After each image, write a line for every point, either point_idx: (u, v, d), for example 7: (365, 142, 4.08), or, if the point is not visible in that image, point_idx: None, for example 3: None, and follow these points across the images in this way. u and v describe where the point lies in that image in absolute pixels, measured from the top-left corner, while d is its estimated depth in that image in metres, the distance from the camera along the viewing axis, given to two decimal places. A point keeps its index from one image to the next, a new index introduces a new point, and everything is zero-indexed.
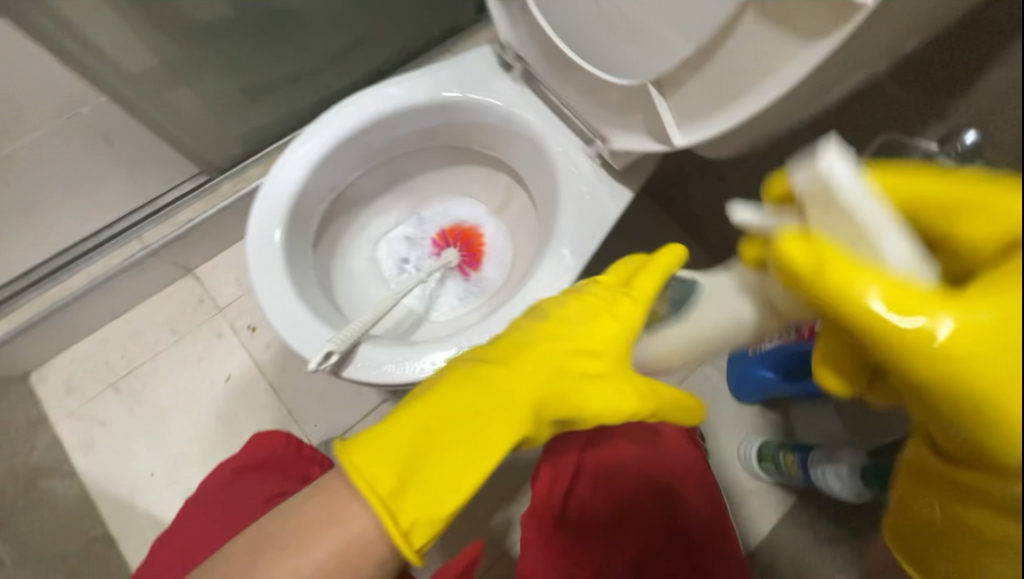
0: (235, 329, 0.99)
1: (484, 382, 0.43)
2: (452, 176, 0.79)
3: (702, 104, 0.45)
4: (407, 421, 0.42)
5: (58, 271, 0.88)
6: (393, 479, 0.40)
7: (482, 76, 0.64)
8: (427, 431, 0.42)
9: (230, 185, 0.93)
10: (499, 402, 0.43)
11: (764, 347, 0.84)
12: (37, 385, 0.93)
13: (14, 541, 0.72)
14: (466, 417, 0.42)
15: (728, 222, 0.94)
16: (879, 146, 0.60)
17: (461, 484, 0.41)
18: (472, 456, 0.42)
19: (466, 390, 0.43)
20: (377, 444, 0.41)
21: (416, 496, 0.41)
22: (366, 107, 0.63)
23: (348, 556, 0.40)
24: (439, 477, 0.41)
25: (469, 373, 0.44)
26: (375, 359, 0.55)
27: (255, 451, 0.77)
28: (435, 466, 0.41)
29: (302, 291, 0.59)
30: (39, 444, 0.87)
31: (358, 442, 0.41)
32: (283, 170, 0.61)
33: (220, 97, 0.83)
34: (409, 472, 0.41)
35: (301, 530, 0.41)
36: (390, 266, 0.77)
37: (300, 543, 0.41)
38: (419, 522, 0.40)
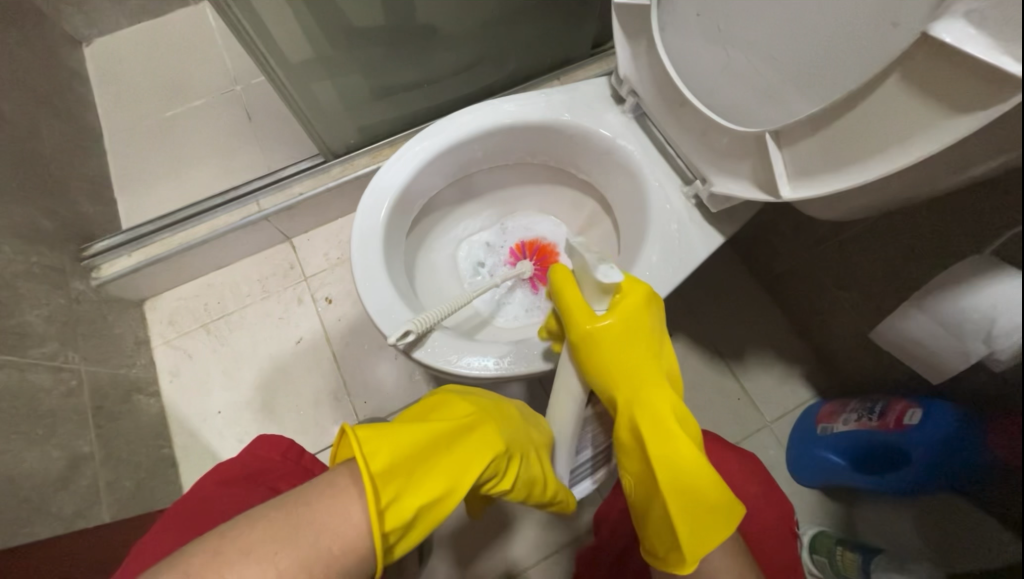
0: (314, 298, 1.08)
1: (474, 414, 0.50)
2: (543, 194, 0.83)
3: (823, 163, 0.44)
4: (423, 428, 0.45)
5: (189, 219, 1.01)
6: (397, 483, 0.42)
7: (595, 104, 0.67)
8: (433, 443, 0.45)
9: (340, 169, 1.03)
10: (487, 426, 0.49)
11: (836, 429, 0.83)
12: (148, 311, 1.07)
13: (105, 440, 0.83)
14: (457, 435, 0.47)
15: (815, 290, 0.89)
16: None
17: (443, 492, 0.44)
18: (458, 469, 0.45)
19: (462, 414, 0.50)
20: (390, 437, 0.43)
21: (402, 496, 0.43)
22: (482, 118, 0.68)
23: (312, 571, 0.37)
24: (428, 475, 0.44)
25: (463, 404, 0.51)
26: (444, 348, 0.59)
27: (242, 465, 0.64)
28: (423, 472, 0.44)
29: (392, 272, 0.64)
30: (139, 362, 0.99)
31: (362, 437, 0.43)
32: (399, 163, 0.66)
33: (352, 93, 0.93)
34: (408, 476, 0.43)
35: (270, 536, 0.37)
36: (467, 268, 0.82)
37: (270, 548, 0.37)
38: (402, 521, 0.41)
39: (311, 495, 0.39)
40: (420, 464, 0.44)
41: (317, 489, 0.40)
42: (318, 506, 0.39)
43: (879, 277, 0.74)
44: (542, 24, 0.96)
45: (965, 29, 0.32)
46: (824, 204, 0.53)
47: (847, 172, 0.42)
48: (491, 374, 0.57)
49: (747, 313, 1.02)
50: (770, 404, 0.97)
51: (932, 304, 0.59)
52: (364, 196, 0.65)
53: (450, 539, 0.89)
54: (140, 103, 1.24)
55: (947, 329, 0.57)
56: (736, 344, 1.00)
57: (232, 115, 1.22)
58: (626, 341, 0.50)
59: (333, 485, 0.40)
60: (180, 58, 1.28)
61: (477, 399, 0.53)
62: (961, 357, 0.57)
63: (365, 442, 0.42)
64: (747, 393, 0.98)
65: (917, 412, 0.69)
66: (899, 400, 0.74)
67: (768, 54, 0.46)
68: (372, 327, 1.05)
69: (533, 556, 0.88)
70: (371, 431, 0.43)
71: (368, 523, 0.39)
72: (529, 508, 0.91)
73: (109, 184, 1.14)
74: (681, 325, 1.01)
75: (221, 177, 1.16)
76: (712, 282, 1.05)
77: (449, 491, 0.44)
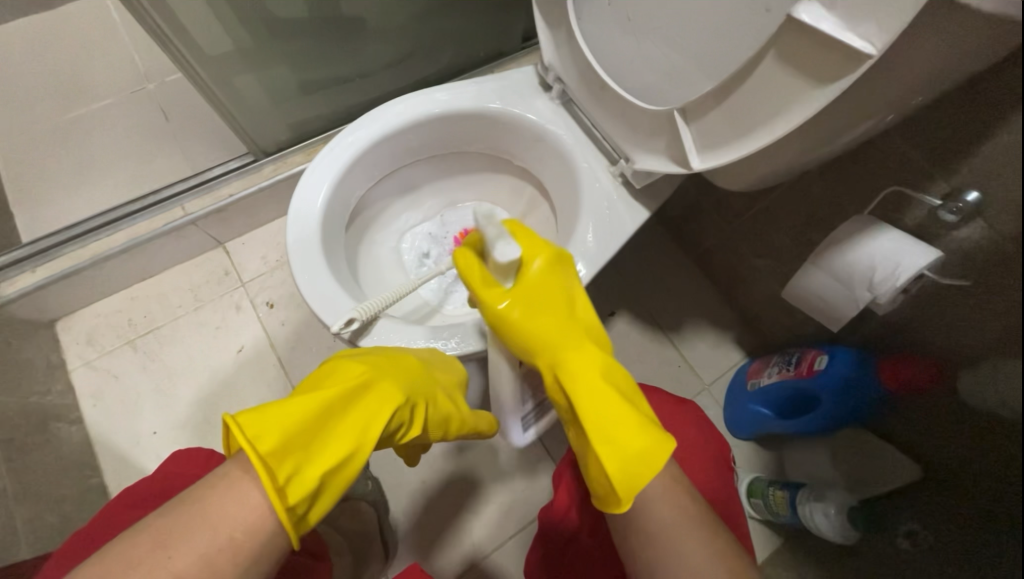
0: (253, 304, 1.03)
1: (372, 366, 0.50)
2: (482, 182, 0.85)
3: (723, 137, 0.50)
4: (312, 399, 0.45)
5: (102, 228, 0.93)
6: (296, 455, 0.43)
7: (524, 92, 0.70)
8: (328, 411, 0.46)
9: (272, 168, 1.00)
10: (387, 376, 0.50)
11: (762, 383, 0.91)
12: (61, 332, 0.98)
13: (18, 475, 0.75)
14: (356, 392, 0.48)
15: (737, 261, 0.98)
16: (889, 198, 0.65)
17: (352, 445, 0.45)
18: (363, 423, 0.47)
19: (358, 371, 0.49)
20: (277, 416, 0.42)
21: (307, 461, 0.43)
22: (415, 107, 0.69)
23: (215, 562, 0.37)
24: (328, 436, 0.45)
25: (359, 361, 0.51)
26: (389, 334, 0.59)
27: (153, 485, 0.60)
28: (324, 436, 0.45)
29: (332, 265, 0.63)
30: (54, 389, 0.90)
31: (248, 416, 0.42)
32: (331, 155, 0.66)
33: (279, 88, 0.90)
34: (306, 448, 0.44)
35: (159, 541, 0.37)
36: (411, 259, 0.83)
37: (162, 550, 0.37)
38: (309, 483, 0.42)
39: (202, 492, 0.40)
40: (316, 434, 0.45)
41: (205, 485, 0.40)
42: (211, 500, 0.39)
43: (788, 242, 0.83)
44: (471, 17, 0.98)
45: (820, 10, 0.38)
46: (732, 176, 0.59)
47: (743, 142, 0.48)
48: (439, 355, 0.59)
49: (682, 287, 1.10)
50: (707, 369, 1.05)
51: (827, 260, 0.66)
52: (297, 189, 0.64)
53: (418, 530, 0.90)
54: (33, 107, 1.12)
55: (840, 282, 0.65)
56: (674, 316, 1.08)
57: (146, 115, 1.14)
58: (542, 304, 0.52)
59: (225, 477, 0.40)
60: (80, 54, 1.17)
61: (371, 354, 0.53)
62: (852, 304, 0.65)
63: (247, 427, 0.41)
64: (686, 360, 1.05)
65: (824, 358, 0.78)
66: (811, 350, 0.84)
67: (671, 39, 0.51)
68: (319, 329, 1.03)
69: (497, 538, 0.90)
70: (254, 414, 0.42)
71: (264, 503, 0.39)
72: (491, 490, 0.93)
73: (3, 195, 1.03)
74: (624, 302, 1.08)
75: (138, 183, 1.08)
76: (649, 261, 1.12)
77: (354, 452, 0.46)
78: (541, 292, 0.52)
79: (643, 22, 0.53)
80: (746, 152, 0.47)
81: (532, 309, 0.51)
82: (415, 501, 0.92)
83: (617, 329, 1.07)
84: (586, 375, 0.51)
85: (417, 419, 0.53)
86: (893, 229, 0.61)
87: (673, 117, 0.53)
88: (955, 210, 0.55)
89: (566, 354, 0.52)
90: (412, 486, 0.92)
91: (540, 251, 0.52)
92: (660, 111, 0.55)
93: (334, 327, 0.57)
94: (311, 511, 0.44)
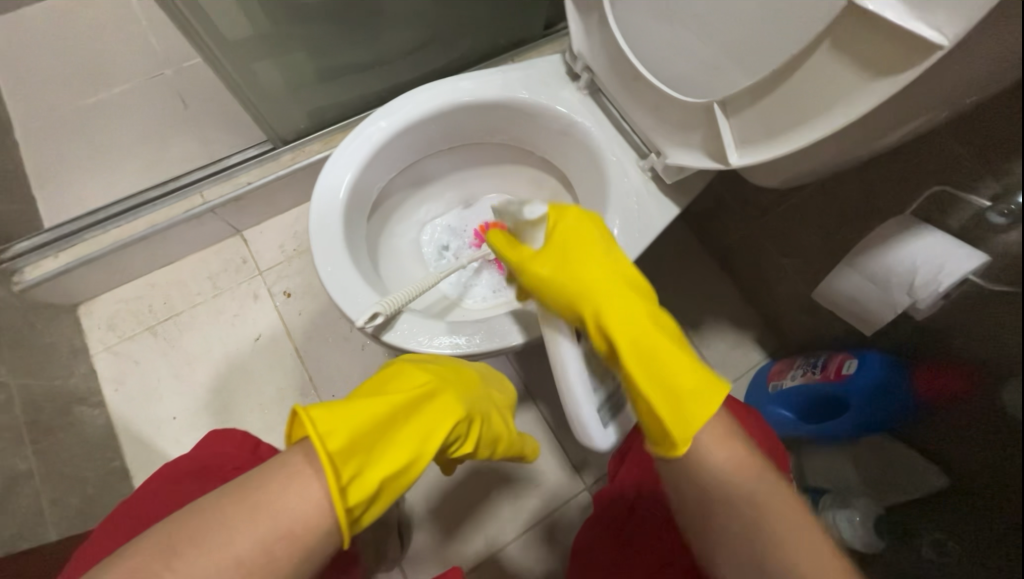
0: (270, 293, 1.03)
1: (431, 377, 0.51)
2: (505, 174, 0.83)
3: (764, 131, 0.47)
4: (381, 401, 0.45)
5: (122, 213, 0.93)
6: (359, 457, 0.42)
7: (552, 82, 0.68)
8: (395, 415, 0.46)
9: (290, 156, 0.99)
10: (446, 390, 0.50)
11: (784, 385, 0.89)
12: (83, 317, 0.99)
13: (44, 458, 0.76)
14: (418, 400, 0.48)
15: (761, 259, 0.96)
16: (930, 198, 0.62)
17: (411, 453, 0.45)
18: (423, 432, 0.46)
19: (419, 380, 0.50)
20: (348, 414, 0.42)
21: (368, 461, 0.43)
22: (438, 95, 0.67)
23: (271, 551, 0.36)
24: (390, 440, 0.45)
25: (418, 370, 0.51)
26: (409, 329, 0.58)
27: (189, 463, 0.59)
28: (387, 439, 0.45)
29: (355, 256, 0.62)
30: (76, 373, 0.91)
31: (322, 408, 0.42)
32: (355, 144, 0.64)
33: (298, 75, 0.89)
34: (369, 451, 0.43)
35: (220, 522, 0.36)
36: (432, 253, 0.82)
37: (222, 535, 0.36)
38: (368, 486, 0.42)
39: (264, 479, 0.38)
40: (381, 437, 0.44)
41: (268, 471, 0.39)
42: (271, 489, 0.38)
43: (819, 241, 0.80)
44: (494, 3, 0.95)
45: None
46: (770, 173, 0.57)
47: (788, 137, 0.45)
48: (462, 351, 0.58)
49: (703, 284, 1.07)
50: (727, 369, 1.03)
51: (862, 262, 0.64)
52: (319, 179, 0.63)
53: (431, 521, 0.90)
54: (53, 91, 1.12)
55: (876, 283, 0.63)
56: (694, 315, 1.06)
57: (163, 101, 1.13)
58: (574, 254, 0.54)
59: (287, 466, 0.39)
60: (98, 39, 1.17)
61: (430, 364, 0.53)
62: (888, 307, 0.63)
63: (319, 420, 0.41)
64: (705, 359, 1.03)
65: (854, 363, 0.77)
66: (839, 354, 0.82)
67: (712, 27, 0.48)
68: (335, 320, 1.02)
69: (511, 532, 0.90)
70: (326, 410, 0.42)
71: (325, 497, 0.38)
72: (505, 484, 0.92)
73: (24, 180, 1.04)
74: None
75: (157, 169, 1.08)
76: (669, 257, 1.09)
77: (413, 460, 0.45)
78: (570, 241, 0.54)
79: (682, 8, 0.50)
80: (790, 149, 0.45)
81: (564, 260, 0.54)
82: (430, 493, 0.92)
83: None
84: (625, 313, 0.50)
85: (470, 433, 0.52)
86: (935, 231, 0.58)
87: (711, 109, 0.51)
88: (1003, 212, 0.51)
89: (607, 302, 0.51)
90: (426, 478, 0.92)
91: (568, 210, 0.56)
92: (698, 103, 0.52)
93: (358, 320, 0.56)
94: (364, 514, 0.43)
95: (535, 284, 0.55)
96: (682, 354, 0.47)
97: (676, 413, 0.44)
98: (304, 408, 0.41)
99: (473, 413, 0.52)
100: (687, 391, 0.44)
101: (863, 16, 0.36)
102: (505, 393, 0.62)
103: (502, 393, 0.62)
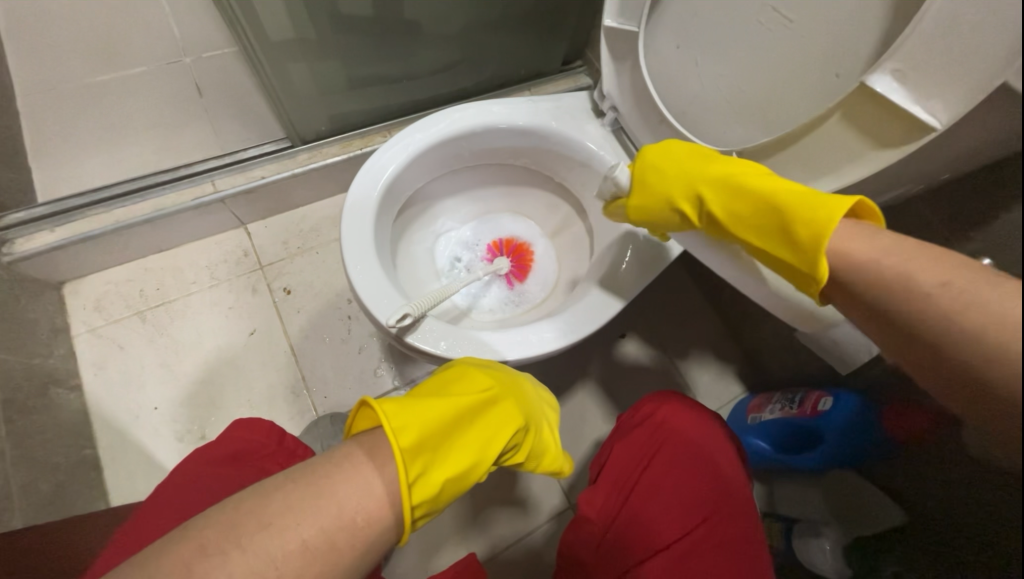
0: (270, 288, 1.02)
1: (491, 381, 0.53)
2: (520, 195, 0.87)
3: (775, 183, 0.53)
4: (446, 404, 0.47)
5: (129, 194, 0.92)
6: (427, 457, 0.44)
7: (578, 116, 0.73)
8: (459, 418, 0.48)
9: (308, 155, 1.00)
10: (508, 398, 0.52)
11: (764, 417, 0.95)
12: (68, 296, 0.95)
13: (17, 439, 0.72)
14: (481, 405, 0.50)
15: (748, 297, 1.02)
16: None
17: (471, 458, 0.47)
18: (485, 437, 0.49)
19: (482, 384, 0.52)
20: (417, 413, 0.45)
21: (434, 459, 0.45)
22: (472, 116, 0.71)
23: (334, 540, 0.37)
24: (454, 443, 0.47)
25: (482, 375, 0.53)
26: (426, 334, 0.60)
27: (225, 445, 0.62)
28: (451, 441, 0.47)
29: (381, 259, 0.64)
30: (56, 353, 0.88)
31: (397, 406, 0.45)
32: (392, 153, 0.67)
33: (328, 80, 0.92)
34: (433, 451, 0.45)
35: (289, 507, 0.37)
36: (444, 263, 0.84)
37: (289, 519, 0.37)
38: (431, 486, 0.44)
39: (330, 470, 0.39)
40: (445, 440, 0.47)
41: (333, 461, 0.40)
42: (337, 479, 0.39)
43: None
44: (522, 37, 1.02)
45: (891, 83, 0.41)
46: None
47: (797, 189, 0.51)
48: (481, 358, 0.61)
49: (692, 317, 1.13)
50: (709, 399, 1.08)
51: None
52: (354, 182, 0.65)
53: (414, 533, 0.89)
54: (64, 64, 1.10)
55: None
56: (681, 344, 1.11)
57: (179, 87, 1.13)
58: (664, 165, 0.57)
59: (354, 459, 0.40)
60: None
61: (490, 370, 0.55)
62: None
63: (391, 416, 0.44)
64: (689, 387, 1.08)
65: (828, 400, 0.81)
66: (814, 392, 0.87)
67: (735, 87, 0.55)
68: (334, 321, 1.02)
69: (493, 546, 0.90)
70: (397, 406, 0.45)
71: (389, 492, 0.40)
72: (492, 499, 0.93)
73: (21, 150, 1.00)
74: (635, 325, 1.11)
75: (165, 153, 1.07)
76: (661, 288, 1.15)
77: (473, 465, 0.47)
78: (658, 163, 0.59)
79: (710, 67, 0.57)
80: None
81: (649, 181, 0.58)
82: None
83: (626, 351, 1.10)
84: (739, 180, 0.50)
85: (523, 443, 0.54)
86: None
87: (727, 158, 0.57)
88: None
89: (717, 172, 0.53)
90: None
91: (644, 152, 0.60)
92: (716, 152, 0.58)
93: (385, 321, 0.58)
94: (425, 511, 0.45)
95: (637, 212, 0.60)
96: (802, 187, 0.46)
97: (817, 228, 0.43)
98: (379, 402, 0.44)
99: (527, 425, 0.54)
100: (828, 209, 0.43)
101: (871, 96, 0.43)
102: (553, 407, 0.63)
103: (551, 406, 0.63)
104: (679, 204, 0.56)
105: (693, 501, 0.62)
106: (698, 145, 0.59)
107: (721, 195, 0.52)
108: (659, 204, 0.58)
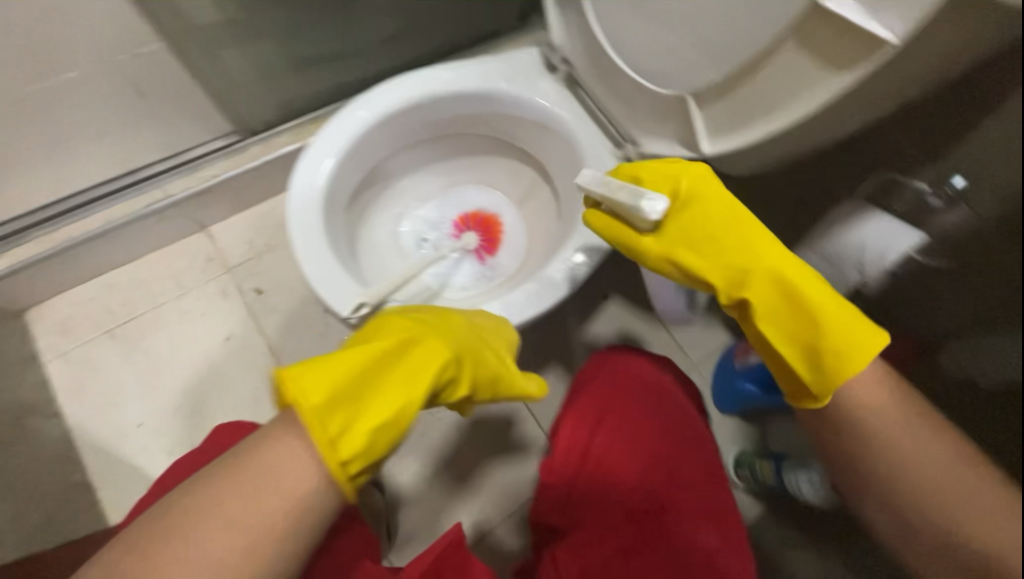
0: (241, 290, 0.99)
1: (408, 326, 0.50)
2: (483, 165, 0.84)
3: (736, 122, 0.51)
4: (353, 355, 0.45)
5: (76, 209, 0.87)
6: (341, 415, 0.43)
7: (530, 75, 0.69)
8: (371, 365, 0.46)
9: (260, 147, 0.95)
10: (427, 335, 0.49)
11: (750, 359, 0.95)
12: (31, 322, 0.92)
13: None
14: (396, 346, 0.48)
15: None
16: (874, 185, 0.68)
17: (399, 403, 0.45)
18: (407, 377, 0.46)
19: (398, 328, 0.49)
20: (320, 373, 0.43)
21: (355, 413, 0.44)
22: (417, 87, 0.67)
23: (263, 509, 0.40)
24: (370, 390, 0.45)
25: (399, 321, 0.51)
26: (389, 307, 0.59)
27: (209, 453, 0.61)
28: (364, 389, 0.45)
29: (336, 248, 0.62)
30: (26, 382, 0.85)
31: (297, 366, 0.43)
32: (333, 136, 0.63)
33: (266, 64, 0.86)
34: (349, 405, 0.44)
35: (220, 485, 0.40)
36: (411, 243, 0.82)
37: (222, 495, 0.40)
38: (360, 444, 0.43)
39: (253, 445, 0.42)
40: (359, 390, 0.45)
41: (251, 441, 0.42)
42: (257, 453, 0.41)
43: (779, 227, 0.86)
44: None
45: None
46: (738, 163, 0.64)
47: (757, 126, 0.49)
48: None
49: None
50: (697, 350, 1.09)
51: (821, 243, 0.70)
52: (295, 168, 0.62)
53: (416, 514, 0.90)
54: None
55: (831, 263, 0.69)
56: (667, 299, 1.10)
57: None
58: (704, 235, 0.51)
59: (269, 432, 0.42)
60: None
61: (412, 315, 0.53)
62: (840, 285, 0.69)
63: (297, 381, 0.43)
64: (676, 340, 1.08)
65: None
66: None
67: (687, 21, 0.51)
68: (311, 317, 0.99)
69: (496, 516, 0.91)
70: (300, 369, 0.43)
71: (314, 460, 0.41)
72: (490, 473, 0.93)
73: None
74: (617, 286, 1.09)
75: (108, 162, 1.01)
76: None
77: (403, 406, 0.45)
78: (709, 209, 0.51)
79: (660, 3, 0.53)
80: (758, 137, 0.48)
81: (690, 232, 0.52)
82: (416, 484, 0.93)
83: (612, 312, 1.09)
84: (782, 266, 0.48)
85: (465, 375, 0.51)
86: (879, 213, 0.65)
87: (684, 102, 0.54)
88: (943, 195, 0.55)
89: (753, 250, 0.49)
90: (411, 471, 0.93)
91: (678, 175, 0.53)
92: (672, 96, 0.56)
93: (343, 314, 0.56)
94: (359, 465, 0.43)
95: (655, 256, 0.53)
96: (830, 303, 0.45)
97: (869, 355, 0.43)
98: (281, 373, 0.43)
99: (463, 356, 0.51)
100: (869, 343, 0.43)
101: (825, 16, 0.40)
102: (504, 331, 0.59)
103: (498, 330, 0.59)
104: (714, 282, 0.51)
105: (651, 447, 0.63)
106: (690, 162, 0.54)
107: (771, 283, 0.49)
108: (659, 260, 0.53)
